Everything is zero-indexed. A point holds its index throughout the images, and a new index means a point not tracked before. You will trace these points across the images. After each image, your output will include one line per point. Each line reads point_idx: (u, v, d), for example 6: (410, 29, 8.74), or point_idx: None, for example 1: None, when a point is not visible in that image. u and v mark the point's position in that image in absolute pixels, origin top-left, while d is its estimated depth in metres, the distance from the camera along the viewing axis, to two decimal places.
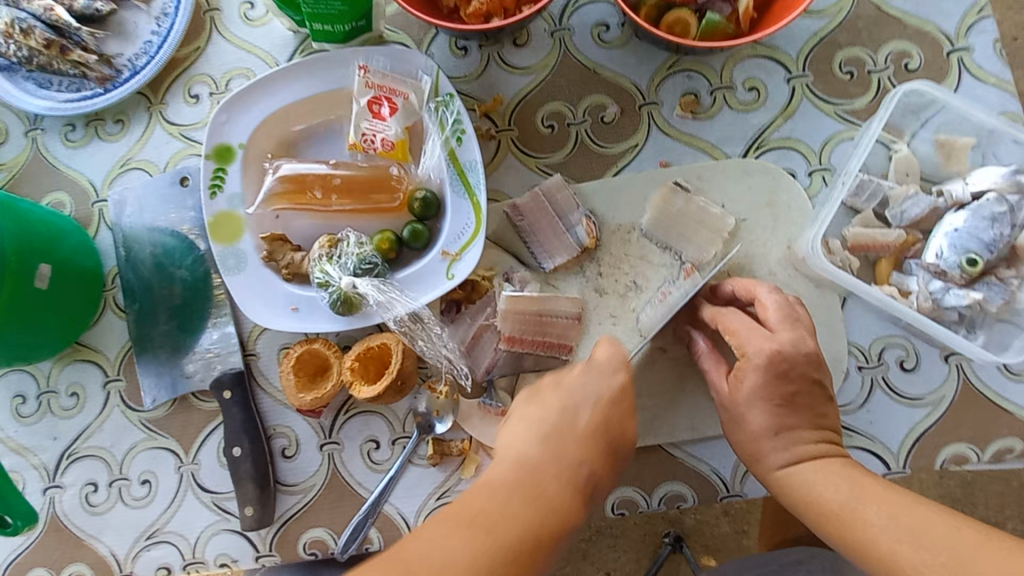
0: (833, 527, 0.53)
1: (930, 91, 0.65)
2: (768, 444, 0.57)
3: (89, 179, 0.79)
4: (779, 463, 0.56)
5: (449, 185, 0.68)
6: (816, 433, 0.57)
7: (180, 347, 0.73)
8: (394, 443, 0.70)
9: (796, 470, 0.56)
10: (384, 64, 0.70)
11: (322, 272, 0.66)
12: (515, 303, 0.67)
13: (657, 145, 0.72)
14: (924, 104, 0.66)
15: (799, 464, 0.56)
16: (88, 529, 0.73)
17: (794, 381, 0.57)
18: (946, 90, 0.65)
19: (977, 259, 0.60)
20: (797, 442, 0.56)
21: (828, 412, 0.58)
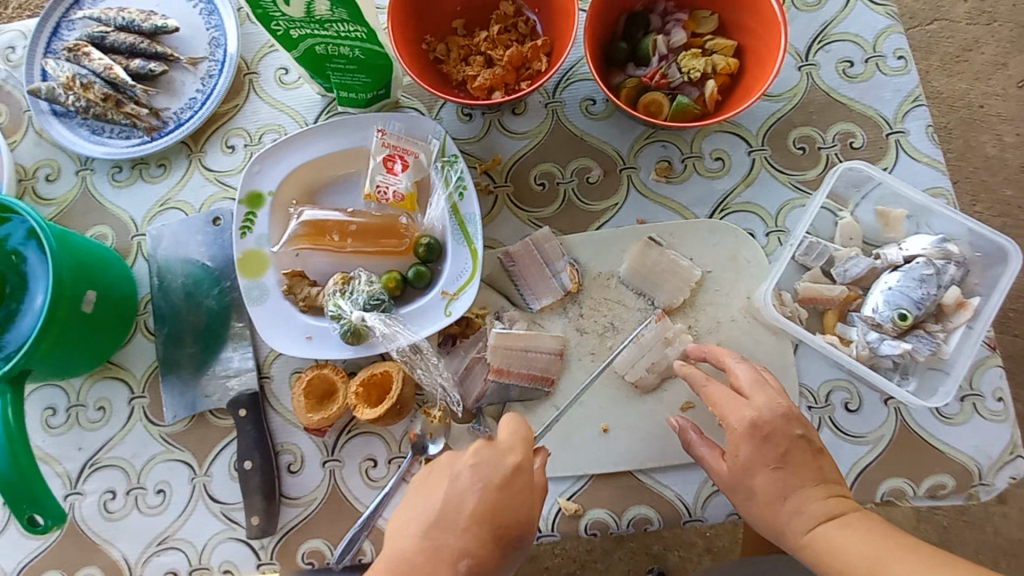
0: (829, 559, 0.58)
1: (866, 169, 0.75)
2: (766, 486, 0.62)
3: (131, 215, 0.89)
4: (789, 507, 0.62)
5: (451, 233, 0.78)
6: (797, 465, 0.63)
7: (202, 368, 0.81)
8: (391, 462, 0.77)
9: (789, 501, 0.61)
10: (399, 128, 0.80)
11: (335, 306, 0.75)
12: (503, 339, 0.76)
13: (634, 204, 0.82)
14: (863, 179, 0.76)
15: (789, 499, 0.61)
16: (103, 534, 0.79)
17: (779, 443, 0.63)
18: (881, 169, 0.75)
19: (907, 315, 0.70)
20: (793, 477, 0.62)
21: (823, 465, 0.63)
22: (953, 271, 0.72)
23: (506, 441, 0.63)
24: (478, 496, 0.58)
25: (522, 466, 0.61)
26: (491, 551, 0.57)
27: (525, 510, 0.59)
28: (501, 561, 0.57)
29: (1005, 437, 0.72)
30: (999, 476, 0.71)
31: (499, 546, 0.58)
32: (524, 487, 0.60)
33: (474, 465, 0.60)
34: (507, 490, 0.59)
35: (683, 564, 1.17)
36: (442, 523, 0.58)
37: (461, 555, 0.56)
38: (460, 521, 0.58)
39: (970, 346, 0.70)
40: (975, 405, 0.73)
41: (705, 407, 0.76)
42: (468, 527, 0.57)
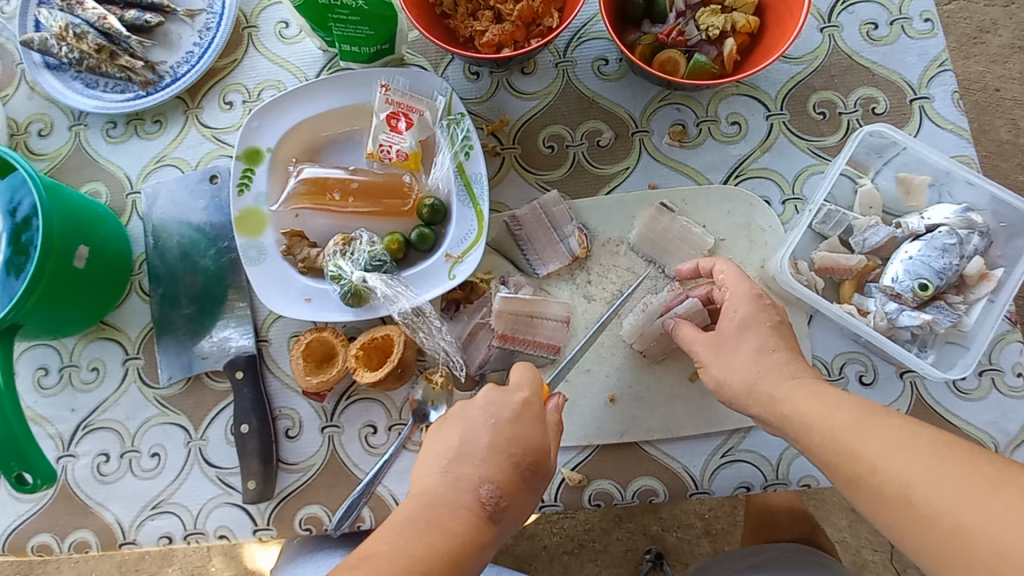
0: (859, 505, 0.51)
1: (891, 133, 0.72)
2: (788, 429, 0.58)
3: (125, 172, 0.86)
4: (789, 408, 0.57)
5: (456, 195, 0.75)
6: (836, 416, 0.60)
7: (198, 329, 0.79)
8: (391, 428, 0.75)
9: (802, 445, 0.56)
10: (403, 84, 0.77)
11: (336, 266, 0.72)
12: (508, 304, 0.73)
13: (646, 169, 0.80)
14: (886, 145, 0.73)
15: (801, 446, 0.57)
16: (96, 497, 0.77)
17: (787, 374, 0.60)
18: (905, 134, 0.73)
19: (927, 285, 0.67)
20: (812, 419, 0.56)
21: None
22: (978, 241, 0.69)
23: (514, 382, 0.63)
24: (492, 430, 0.59)
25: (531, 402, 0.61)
26: (513, 478, 0.57)
27: (540, 442, 0.59)
28: (524, 488, 0.58)
29: None
30: (1018, 454, 0.69)
31: (520, 475, 0.58)
32: (534, 418, 0.61)
33: (486, 405, 0.60)
34: (522, 422, 0.60)
35: (681, 546, 1.16)
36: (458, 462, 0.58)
37: (483, 481, 0.56)
38: (478, 452, 0.58)
39: (992, 319, 0.68)
40: (994, 380, 0.71)
41: None
42: (487, 456, 0.58)
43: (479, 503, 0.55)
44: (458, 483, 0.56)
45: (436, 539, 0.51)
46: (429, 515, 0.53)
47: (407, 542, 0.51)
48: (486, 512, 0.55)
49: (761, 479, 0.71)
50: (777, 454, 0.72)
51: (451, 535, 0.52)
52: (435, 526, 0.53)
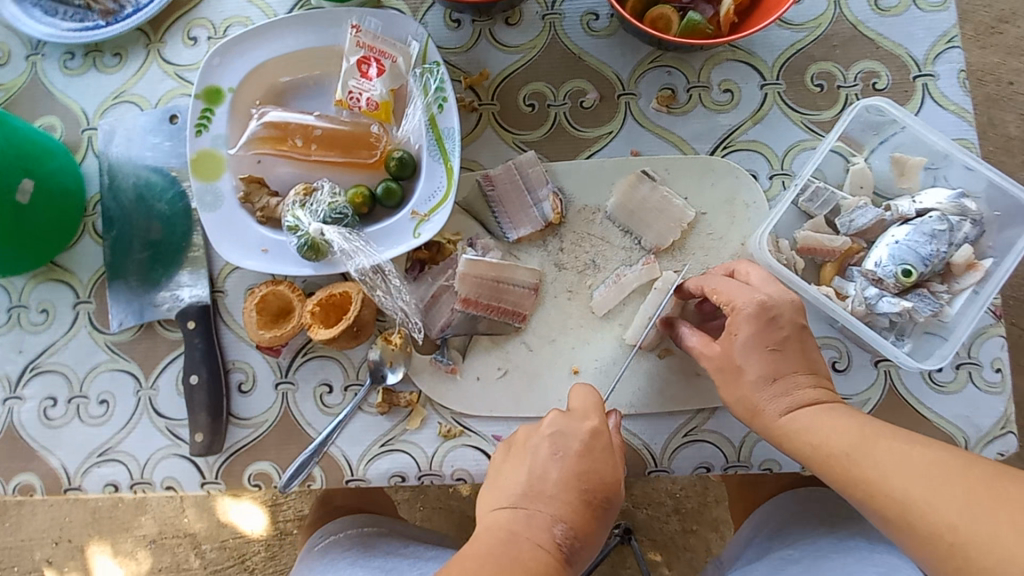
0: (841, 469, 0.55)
1: (890, 109, 0.68)
2: (763, 396, 0.59)
3: (82, 107, 0.81)
4: (779, 411, 0.58)
5: (426, 149, 0.71)
6: (811, 378, 0.59)
7: (152, 276, 0.76)
8: (347, 388, 0.72)
9: (796, 417, 0.58)
10: (375, 26, 0.72)
11: (293, 217, 0.68)
12: (474, 267, 0.70)
13: (630, 133, 0.75)
14: (884, 122, 0.69)
15: (800, 410, 0.58)
16: (42, 442, 0.75)
17: (783, 327, 0.60)
18: (906, 111, 0.69)
19: (911, 271, 0.64)
20: (796, 387, 0.59)
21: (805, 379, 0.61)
22: (968, 230, 0.65)
23: (578, 409, 0.62)
24: (561, 464, 0.58)
25: (599, 430, 0.60)
26: (585, 516, 0.56)
27: (611, 475, 0.58)
28: (595, 522, 0.57)
29: (998, 409, 0.67)
30: (987, 450, 0.67)
31: (592, 511, 0.57)
32: (604, 448, 0.59)
33: (553, 435, 0.59)
34: (589, 455, 0.58)
35: (651, 523, 1.16)
36: (529, 494, 0.57)
37: (556, 520, 0.55)
38: (549, 487, 0.57)
39: (973, 311, 0.65)
40: (971, 373, 0.68)
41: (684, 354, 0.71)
42: (559, 494, 0.56)
43: (555, 543, 0.54)
44: (530, 519, 0.55)
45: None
46: (509, 552, 0.53)
47: None
48: (562, 554, 0.54)
49: (721, 459, 0.69)
50: (739, 436, 0.70)
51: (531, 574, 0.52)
52: (512, 563, 0.52)
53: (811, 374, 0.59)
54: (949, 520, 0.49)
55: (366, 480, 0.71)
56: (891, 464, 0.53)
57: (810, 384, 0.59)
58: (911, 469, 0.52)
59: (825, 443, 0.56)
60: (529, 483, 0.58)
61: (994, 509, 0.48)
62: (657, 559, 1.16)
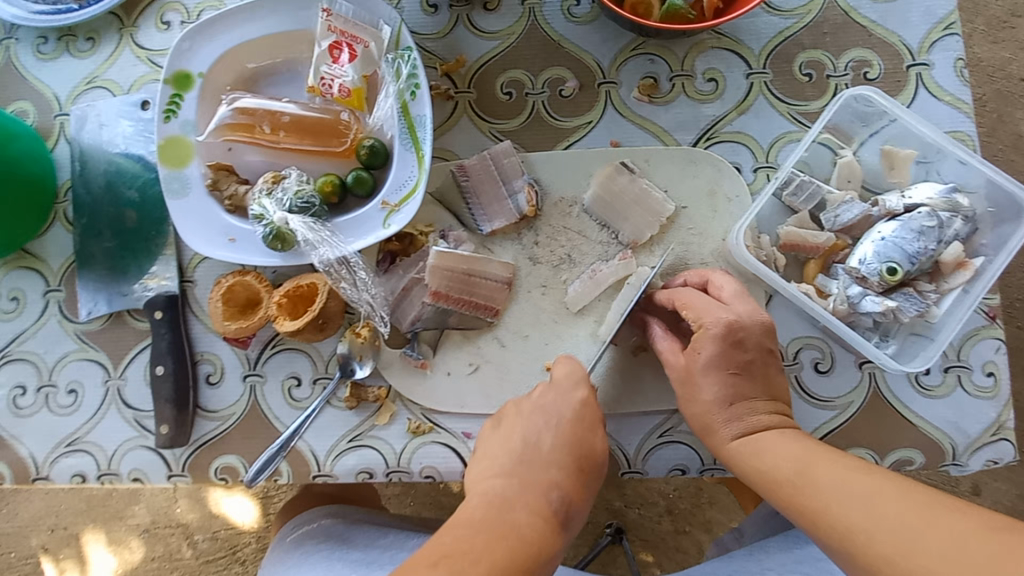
0: (791, 496, 0.53)
1: (877, 99, 0.66)
2: (720, 417, 0.59)
3: (55, 92, 0.80)
4: (731, 434, 0.58)
5: (398, 138, 0.69)
6: (769, 404, 0.59)
7: (122, 265, 0.74)
8: (315, 382, 0.71)
9: (747, 441, 0.57)
10: (347, 9, 0.70)
11: (259, 206, 0.67)
12: (443, 259, 0.69)
13: (610, 124, 0.73)
14: (873, 114, 0.67)
15: (750, 435, 0.58)
16: (11, 431, 0.74)
17: (749, 352, 0.59)
18: (897, 102, 0.66)
19: (897, 269, 0.61)
20: (750, 413, 0.58)
21: (773, 382, 0.60)
22: (959, 226, 0.63)
23: (565, 378, 0.62)
24: (554, 431, 0.58)
25: (589, 400, 0.61)
26: (577, 482, 0.56)
27: (597, 443, 0.59)
28: (586, 488, 0.56)
29: (987, 416, 0.65)
30: (974, 458, 0.65)
31: (583, 477, 0.57)
32: (593, 419, 0.60)
33: (544, 402, 0.60)
34: (582, 423, 0.59)
35: (642, 522, 1.14)
36: (526, 457, 0.56)
37: (553, 486, 0.54)
38: (544, 453, 0.56)
39: (962, 311, 0.63)
40: (959, 377, 0.66)
41: None
42: (554, 460, 0.56)
43: (551, 508, 0.53)
44: (525, 483, 0.54)
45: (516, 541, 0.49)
46: (501, 515, 0.51)
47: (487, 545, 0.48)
48: (557, 520, 0.53)
49: (697, 462, 0.67)
50: None
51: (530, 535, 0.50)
52: (510, 524, 0.50)
53: (770, 399, 0.59)
54: (887, 547, 0.47)
55: (333, 476, 0.70)
56: (834, 487, 0.51)
57: (768, 410, 0.59)
58: (858, 496, 0.50)
59: (771, 463, 0.55)
60: (514, 448, 0.57)
61: (933, 539, 0.45)
62: (649, 560, 1.14)
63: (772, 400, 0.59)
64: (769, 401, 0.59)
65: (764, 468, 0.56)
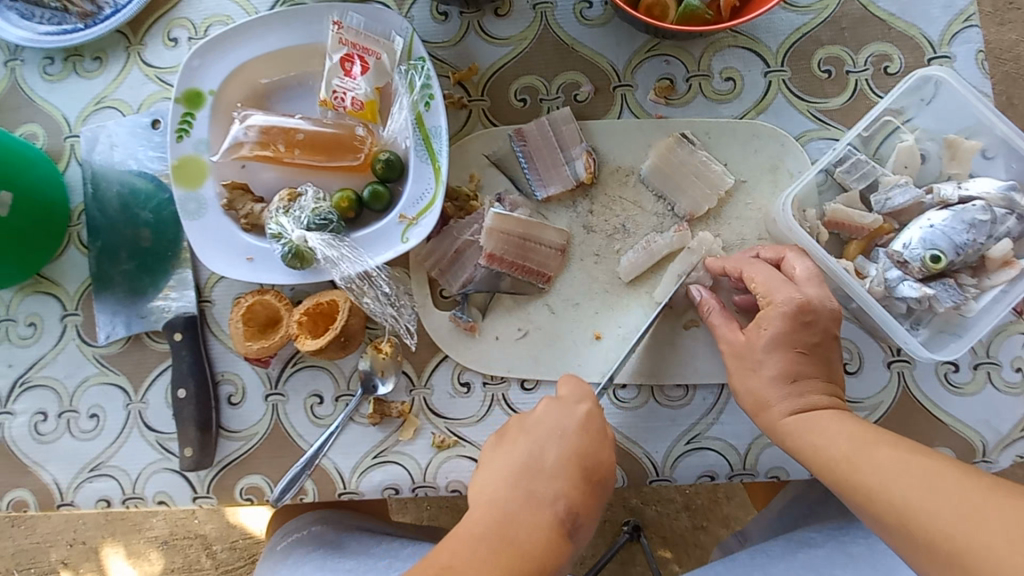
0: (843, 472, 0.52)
1: (955, 84, 0.64)
2: (779, 393, 0.57)
3: (64, 114, 0.79)
4: (786, 410, 0.57)
5: (414, 150, 0.68)
6: (826, 386, 0.57)
7: (139, 287, 0.74)
8: (338, 399, 0.70)
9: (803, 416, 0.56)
10: (358, 21, 0.69)
11: (276, 224, 0.66)
12: (502, 222, 0.68)
13: (630, 125, 0.71)
14: (944, 100, 0.65)
15: (805, 411, 0.56)
16: (35, 457, 0.74)
17: (817, 333, 0.57)
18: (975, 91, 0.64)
19: (940, 257, 0.60)
20: (808, 391, 0.57)
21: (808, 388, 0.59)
22: (1012, 225, 0.62)
23: (570, 392, 0.61)
24: (560, 445, 0.57)
25: (593, 413, 0.59)
26: (585, 491, 0.55)
27: (605, 455, 0.57)
28: (594, 497, 0.55)
29: (1019, 412, 0.64)
30: (1006, 455, 0.64)
31: (591, 488, 0.55)
32: (598, 432, 0.58)
33: (545, 416, 0.59)
34: (587, 435, 0.58)
35: (662, 520, 1.13)
36: (530, 471, 0.55)
37: (559, 497, 0.53)
38: (547, 467, 0.55)
39: (999, 309, 0.62)
40: (989, 374, 0.65)
41: (684, 359, 0.68)
42: (559, 471, 0.55)
43: (557, 519, 0.52)
44: (532, 496, 0.53)
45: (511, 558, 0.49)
46: (504, 532, 0.51)
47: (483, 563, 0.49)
48: (563, 529, 0.52)
49: (727, 469, 0.67)
50: (745, 443, 0.67)
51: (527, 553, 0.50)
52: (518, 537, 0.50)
53: (828, 382, 0.57)
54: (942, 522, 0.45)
55: (359, 494, 0.69)
56: (890, 465, 0.50)
57: (825, 392, 0.57)
58: (913, 476, 0.49)
59: (823, 439, 0.54)
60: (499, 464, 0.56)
61: (989, 523, 0.44)
62: (668, 557, 1.13)
63: (827, 382, 0.58)
64: (825, 382, 0.57)
65: (811, 445, 0.55)
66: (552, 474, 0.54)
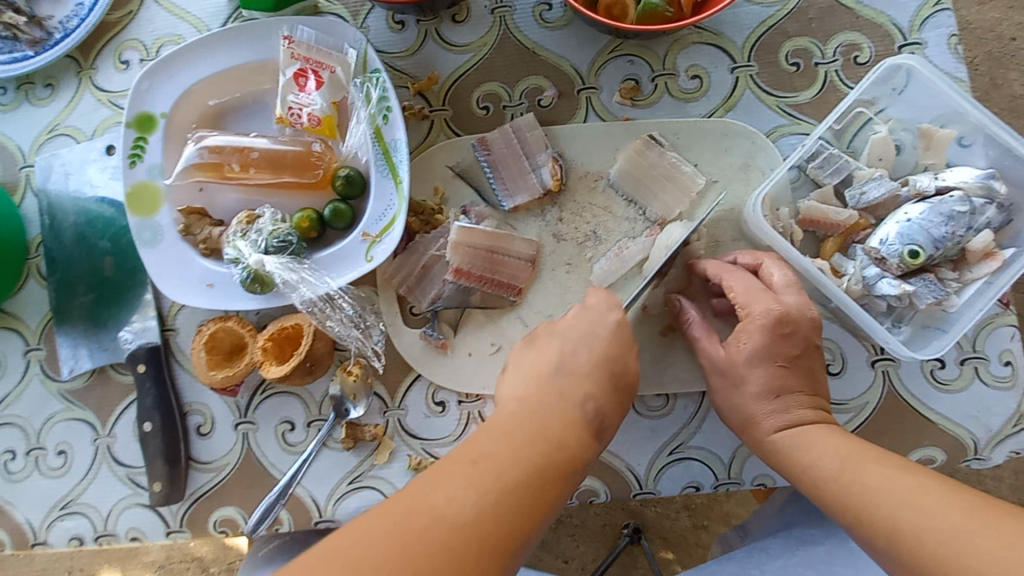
0: (830, 488, 0.51)
1: (926, 71, 0.62)
2: (767, 408, 0.56)
3: (18, 144, 0.77)
4: (773, 427, 0.55)
5: (374, 165, 0.66)
6: (811, 399, 0.56)
7: (100, 318, 0.72)
8: (310, 425, 0.68)
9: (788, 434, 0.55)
10: (309, 35, 0.67)
11: (234, 248, 0.64)
12: (467, 235, 0.66)
13: (596, 128, 0.69)
14: (916, 87, 0.63)
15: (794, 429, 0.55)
16: (4, 497, 0.72)
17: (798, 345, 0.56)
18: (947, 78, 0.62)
19: (919, 252, 0.59)
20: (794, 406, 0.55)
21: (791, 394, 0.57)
22: (992, 214, 0.60)
23: (599, 302, 0.58)
24: (589, 347, 0.54)
25: (623, 322, 0.57)
26: (613, 397, 0.53)
27: (630, 363, 0.55)
28: (621, 406, 0.54)
29: (1009, 406, 0.62)
30: (997, 451, 0.62)
31: (619, 395, 0.53)
32: (627, 339, 0.56)
33: (575, 321, 0.56)
34: (618, 343, 0.55)
35: (661, 521, 1.12)
36: (561, 373, 0.53)
37: (588, 398, 0.51)
38: (580, 366, 0.53)
39: (982, 302, 0.60)
40: (977, 369, 0.63)
41: (663, 367, 0.66)
42: (588, 376, 0.53)
43: (584, 417, 0.50)
44: (561, 396, 0.51)
45: (534, 437, 0.47)
46: (534, 418, 0.49)
47: (517, 445, 0.46)
48: (591, 427, 0.50)
49: (711, 478, 0.65)
50: (729, 452, 0.65)
51: (550, 429, 0.48)
52: (540, 427, 0.48)
53: (814, 396, 0.56)
54: (931, 538, 0.44)
55: (336, 521, 0.67)
56: (877, 480, 0.49)
57: (812, 407, 0.56)
58: (898, 488, 0.48)
59: (809, 455, 0.53)
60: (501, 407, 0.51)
61: (980, 538, 0.42)
62: (670, 557, 1.11)
63: (813, 395, 0.56)
64: (810, 396, 0.56)
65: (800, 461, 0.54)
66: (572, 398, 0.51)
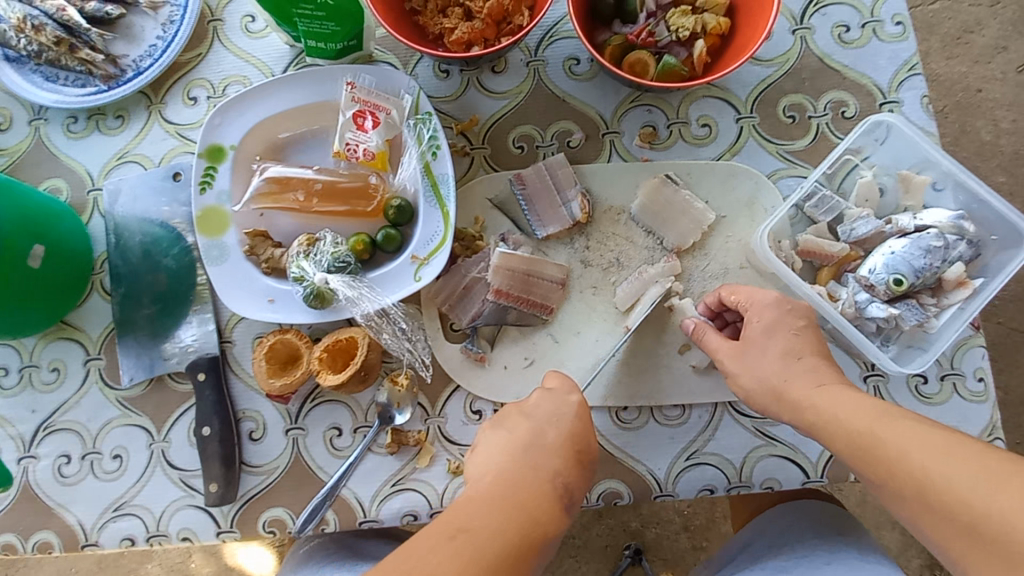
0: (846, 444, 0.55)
1: (903, 126, 0.72)
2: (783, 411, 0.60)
3: (87, 168, 0.84)
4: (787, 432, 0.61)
5: (423, 195, 0.74)
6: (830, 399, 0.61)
7: (161, 331, 0.78)
8: (356, 431, 0.74)
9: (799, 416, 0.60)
10: (369, 81, 0.76)
11: (298, 268, 0.71)
12: (508, 259, 0.74)
13: (620, 167, 0.78)
14: (896, 139, 0.74)
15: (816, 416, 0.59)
16: (58, 499, 0.76)
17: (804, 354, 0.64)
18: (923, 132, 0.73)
19: (903, 280, 0.68)
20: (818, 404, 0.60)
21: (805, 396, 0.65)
22: (964, 249, 0.69)
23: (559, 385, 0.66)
24: (556, 428, 0.61)
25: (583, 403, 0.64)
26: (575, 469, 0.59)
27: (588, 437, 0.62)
28: (582, 479, 0.59)
29: (983, 418, 0.70)
30: None
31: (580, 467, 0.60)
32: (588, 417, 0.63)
33: (546, 408, 0.63)
34: (581, 420, 0.62)
35: (660, 542, 1.17)
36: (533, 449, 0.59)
37: (557, 473, 0.57)
38: (548, 445, 0.59)
39: (958, 325, 0.69)
40: (955, 384, 0.71)
41: (679, 380, 0.74)
42: (557, 451, 0.59)
43: (556, 490, 0.55)
44: (535, 470, 0.56)
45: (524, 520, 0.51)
46: (507, 489, 0.54)
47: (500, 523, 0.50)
48: (562, 497, 0.55)
49: (724, 482, 0.72)
50: (739, 457, 0.72)
51: (535, 517, 0.52)
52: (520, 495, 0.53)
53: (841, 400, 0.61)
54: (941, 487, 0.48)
55: (379, 521, 0.72)
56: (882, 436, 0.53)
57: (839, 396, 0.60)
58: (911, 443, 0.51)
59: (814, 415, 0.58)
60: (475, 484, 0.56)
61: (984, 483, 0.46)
62: None
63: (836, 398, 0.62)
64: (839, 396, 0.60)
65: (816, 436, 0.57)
66: (543, 467, 0.57)
